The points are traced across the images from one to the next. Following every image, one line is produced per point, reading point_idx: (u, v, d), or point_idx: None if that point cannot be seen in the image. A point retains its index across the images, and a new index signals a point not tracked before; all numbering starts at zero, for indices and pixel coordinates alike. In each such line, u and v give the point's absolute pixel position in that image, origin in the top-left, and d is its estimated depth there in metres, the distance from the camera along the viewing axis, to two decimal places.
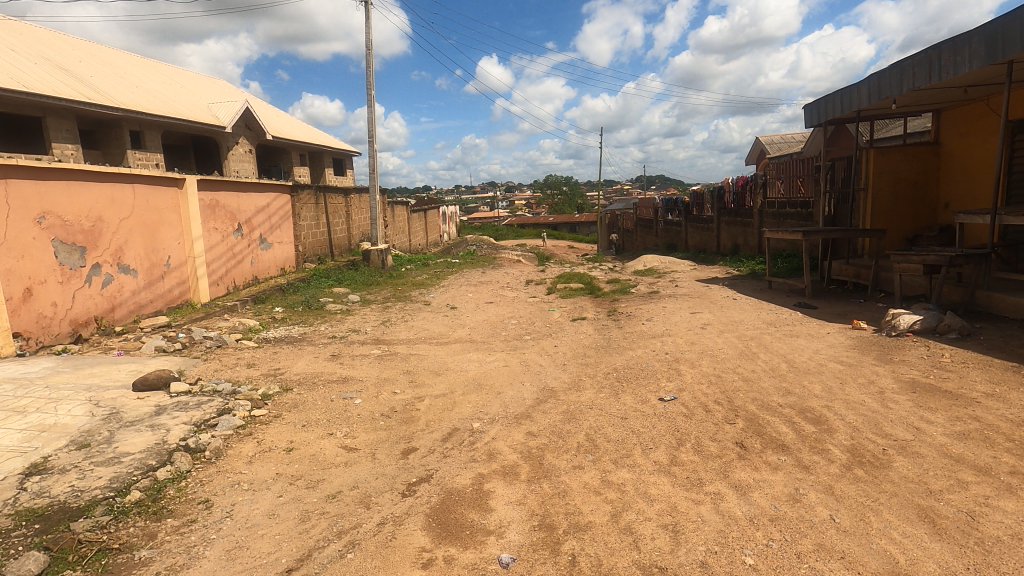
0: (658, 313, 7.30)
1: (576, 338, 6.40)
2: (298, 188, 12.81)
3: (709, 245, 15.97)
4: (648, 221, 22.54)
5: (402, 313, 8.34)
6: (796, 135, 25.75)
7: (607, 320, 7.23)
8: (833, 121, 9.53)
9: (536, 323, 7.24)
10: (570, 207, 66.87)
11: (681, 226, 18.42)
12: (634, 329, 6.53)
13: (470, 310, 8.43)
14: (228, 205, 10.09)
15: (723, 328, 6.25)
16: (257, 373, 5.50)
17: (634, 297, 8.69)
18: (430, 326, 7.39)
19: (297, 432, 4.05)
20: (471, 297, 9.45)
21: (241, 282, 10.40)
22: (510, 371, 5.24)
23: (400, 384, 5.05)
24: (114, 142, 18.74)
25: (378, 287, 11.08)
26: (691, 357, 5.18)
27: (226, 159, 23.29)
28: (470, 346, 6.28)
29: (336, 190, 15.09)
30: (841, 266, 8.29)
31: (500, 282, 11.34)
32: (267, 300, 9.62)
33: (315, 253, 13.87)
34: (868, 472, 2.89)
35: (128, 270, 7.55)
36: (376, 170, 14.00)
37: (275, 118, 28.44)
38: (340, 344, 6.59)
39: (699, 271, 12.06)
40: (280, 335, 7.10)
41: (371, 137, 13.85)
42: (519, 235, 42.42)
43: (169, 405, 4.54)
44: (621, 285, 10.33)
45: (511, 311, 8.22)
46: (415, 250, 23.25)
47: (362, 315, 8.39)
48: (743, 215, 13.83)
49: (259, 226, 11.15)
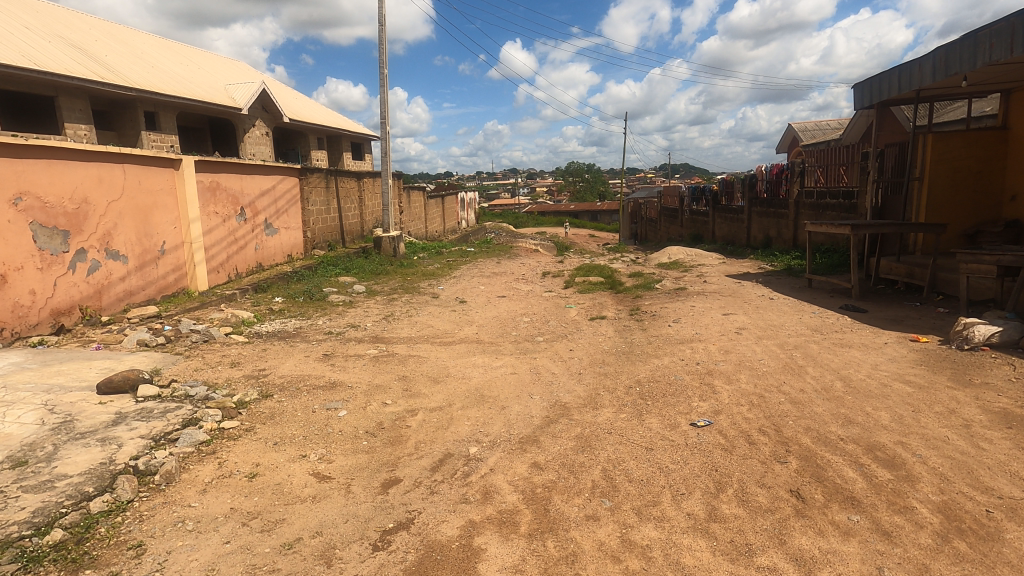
0: (686, 313, 6.60)
1: (594, 341, 5.74)
2: (307, 171, 12.29)
3: (739, 236, 15.07)
4: (673, 210, 21.62)
5: (408, 307, 7.76)
6: (832, 122, 24.43)
7: (629, 319, 6.56)
8: (886, 102, 8.61)
9: (551, 322, 6.60)
10: (592, 195, 65.70)
11: (709, 216, 17.51)
12: (660, 332, 5.84)
13: (481, 305, 7.82)
14: (230, 188, 9.60)
15: (760, 334, 5.53)
16: (238, 375, 4.98)
17: (659, 294, 7.98)
18: (435, 323, 6.80)
19: (266, 452, 3.50)
20: (483, 290, 8.83)
21: (243, 269, 9.95)
22: (518, 380, 4.62)
23: (393, 392, 4.48)
24: (128, 122, 18.46)
25: (387, 277, 10.52)
26: (727, 369, 4.49)
27: (243, 142, 22.95)
28: (478, 347, 5.68)
29: (348, 174, 14.54)
30: (891, 264, 7.47)
31: (515, 274, 10.70)
32: (268, 289, 9.15)
33: (325, 239, 13.38)
34: (974, 548, 2.21)
35: (116, 256, 7.10)
36: (388, 153, 13.39)
37: (292, 100, 28.01)
38: (335, 342, 6.03)
39: (728, 266, 11.25)
40: (274, 329, 6.59)
41: (384, 118, 13.23)
42: (539, 222, 41.62)
43: (131, 412, 4.02)
44: (644, 279, 9.61)
45: (524, 307, 7.59)
46: (431, 237, 22.68)
47: (365, 307, 7.83)
48: (778, 205, 12.93)
49: (263, 211, 10.67)
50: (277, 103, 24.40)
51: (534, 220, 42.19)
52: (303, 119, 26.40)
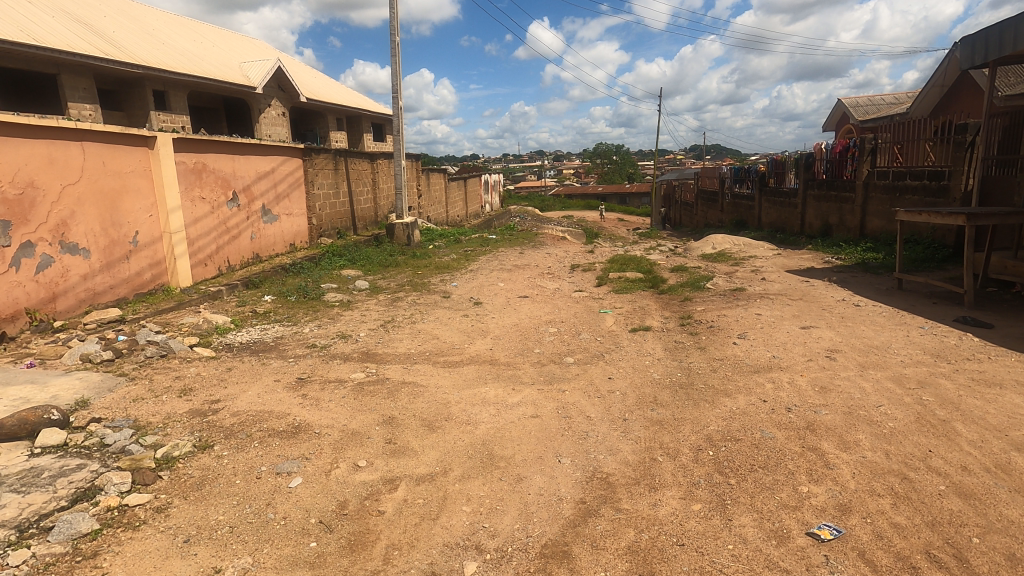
0: (752, 326, 5.28)
1: (640, 365, 4.48)
2: (311, 152, 11.19)
3: (791, 224, 13.48)
4: (711, 194, 19.99)
5: (412, 311, 6.60)
6: (887, 96, 22.21)
7: (681, 333, 5.27)
8: (998, 62, 7.00)
9: (583, 334, 5.35)
10: (621, 177, 63.37)
11: (754, 200, 15.87)
12: (725, 354, 4.55)
13: (498, 308, 6.61)
14: (220, 169, 8.55)
15: (863, 361, 4.19)
16: (183, 410, 3.90)
17: (713, 296, 6.64)
18: (441, 333, 5.62)
19: (168, 559, 2.36)
20: (502, 288, 7.62)
21: (237, 261, 8.96)
22: (542, 431, 3.41)
23: (372, 444, 3.32)
24: (136, 102, 17.66)
25: (396, 270, 9.40)
26: (835, 423, 3.19)
27: (258, 123, 22.04)
28: (491, 371, 4.50)
29: (360, 155, 13.41)
30: (1008, 263, 5.97)
31: (540, 267, 9.44)
32: (261, 284, 8.12)
33: (334, 226, 12.33)
34: None
35: (75, 250, 6.09)
36: (401, 131, 12.18)
37: (310, 79, 26.97)
38: (316, 359, 4.91)
39: (785, 259, 9.78)
40: (248, 339, 5.50)
41: (396, 91, 11.99)
42: (566, 206, 40.04)
43: (11, 476, 2.92)
44: (691, 276, 8.26)
45: (550, 312, 6.34)
46: (452, 222, 21.50)
47: (363, 310, 6.70)
48: (842, 188, 11.33)
49: (261, 195, 9.63)
50: (294, 82, 23.37)
51: (561, 204, 40.63)
52: (321, 99, 25.36)
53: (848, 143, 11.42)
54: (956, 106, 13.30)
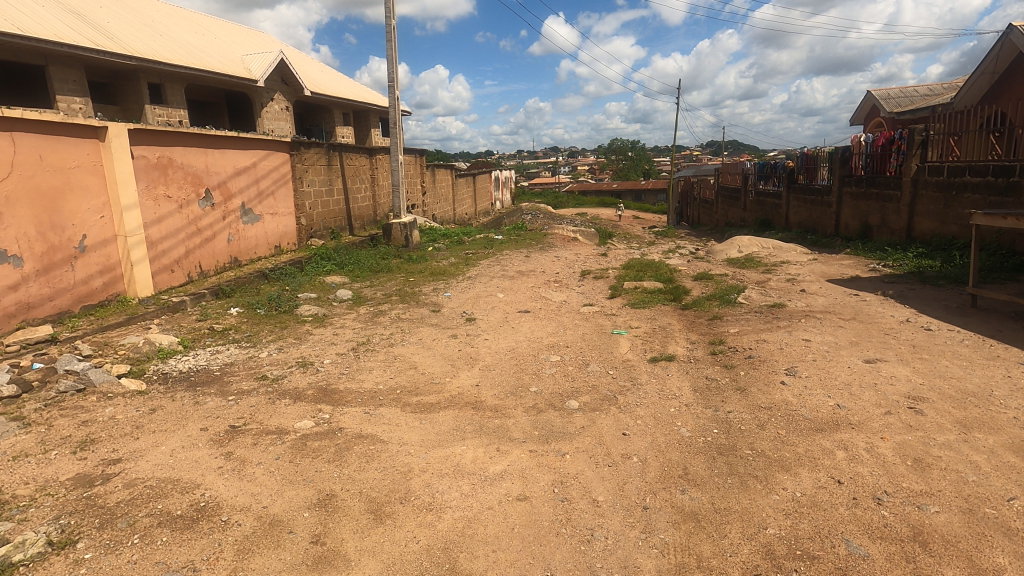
0: (800, 358, 4.27)
1: (663, 413, 3.50)
2: (300, 146, 10.32)
3: (825, 225, 12.32)
4: (734, 191, 18.81)
5: (392, 329, 5.66)
6: (921, 87, 20.77)
7: (713, 365, 4.28)
8: None
9: (592, 365, 4.37)
10: (637, 173, 61.80)
11: (782, 197, 14.70)
12: (772, 400, 3.56)
13: (493, 327, 5.64)
14: (189, 165, 7.70)
15: (962, 417, 3.16)
16: (68, 476, 3.00)
17: (748, 314, 5.62)
18: (421, 361, 4.67)
19: None
20: (501, 300, 6.66)
21: (211, 267, 8.13)
22: (529, 528, 2.45)
23: (292, 545, 2.39)
24: (131, 95, 16.96)
25: (387, 276, 8.51)
26: (955, 533, 2.19)
27: (260, 117, 21.29)
28: (472, 420, 3.54)
29: (356, 149, 12.50)
30: None
31: (547, 273, 8.47)
32: (233, 293, 7.26)
33: (326, 226, 11.46)
34: None
35: (3, 258, 5.24)
36: (398, 124, 11.24)
37: (316, 73, 26.20)
38: (261, 397, 3.99)
39: (824, 265, 8.69)
40: (191, 367, 4.61)
41: (392, 81, 11.05)
42: (580, 203, 38.88)
43: None
44: (718, 286, 7.21)
45: (553, 333, 5.36)
46: (459, 221, 20.56)
47: (337, 328, 5.77)
48: (886, 186, 10.14)
49: (240, 193, 8.77)
50: (297, 75, 22.58)
51: (575, 201, 39.45)
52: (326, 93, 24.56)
53: (893, 134, 10.14)
54: (1009, 94, 12.03)
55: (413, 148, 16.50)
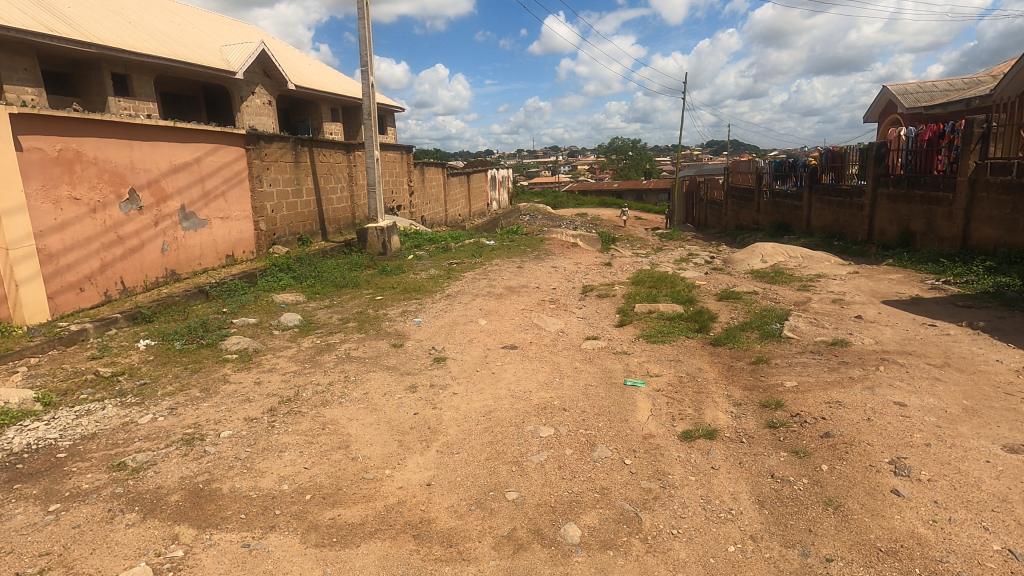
0: (904, 440, 2.92)
1: (721, 563, 2.14)
2: (257, 139, 8.94)
3: (856, 231, 10.96)
4: (746, 191, 17.46)
5: (333, 374, 4.30)
6: (941, 82, 19.41)
7: (776, 450, 2.93)
8: None
9: (599, 449, 3.02)
10: (637, 173, 60.50)
11: (804, 199, 13.34)
12: (897, 535, 2.19)
13: (467, 373, 4.29)
14: (107, 159, 6.33)
15: None
16: None
17: (802, 356, 4.26)
18: (358, 435, 3.31)
19: None
20: (483, 331, 5.31)
21: (138, 283, 6.76)
22: None
23: None
24: (93, 86, 15.60)
25: (352, 294, 7.14)
26: None
27: (239, 112, 19.90)
28: (408, 568, 2.18)
29: (329, 145, 11.15)
30: None
31: (543, 291, 7.12)
32: (155, 317, 5.90)
33: (293, 232, 10.08)
34: None
35: None
36: (373, 115, 9.84)
37: (303, 66, 24.80)
38: (99, 508, 2.62)
39: (870, 280, 7.34)
40: (32, 444, 3.24)
41: (367, 67, 9.70)
42: (580, 203, 37.51)
43: None
44: (752, 311, 5.87)
45: (546, 384, 4.00)
46: (451, 223, 19.18)
47: (263, 371, 4.41)
48: (934, 187, 8.79)
49: (177, 193, 7.41)
50: (280, 67, 21.18)
51: (575, 201, 38.14)
52: (312, 86, 23.15)
53: (942, 127, 8.76)
54: None
55: (398, 144, 15.13)
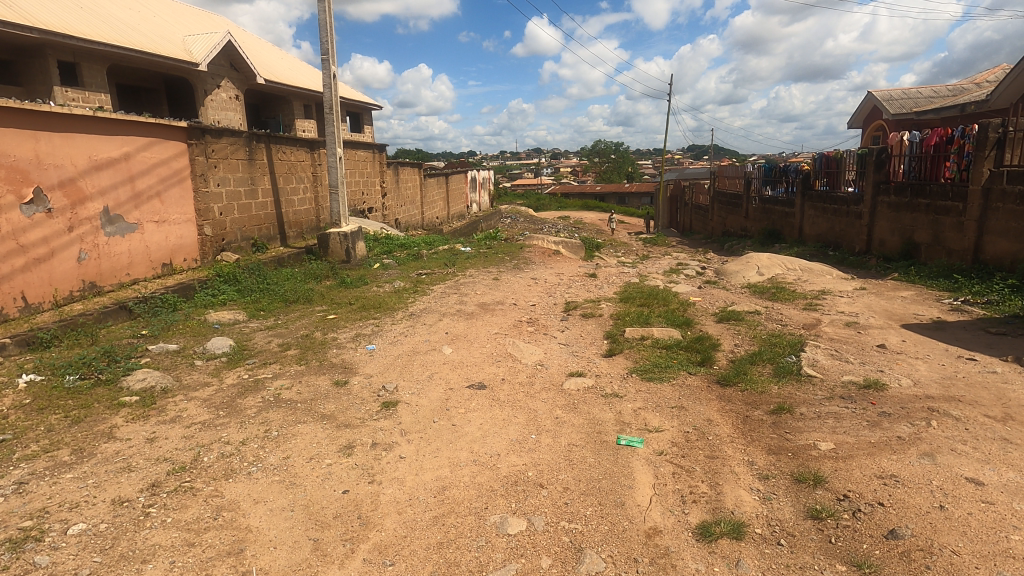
0: (1001, 547, 2.14)
1: None
2: (202, 133, 7.95)
3: (853, 241, 10.35)
4: (733, 196, 16.86)
5: (251, 426, 3.40)
6: (926, 88, 18.99)
7: (830, 564, 2.14)
8: None
9: (588, 560, 2.20)
10: (620, 175, 60.13)
11: (796, 205, 12.72)
12: None
13: (421, 427, 3.42)
14: (5, 153, 5.33)
15: None
16: None
17: (831, 404, 3.49)
18: (261, 530, 2.43)
19: None
20: (447, 364, 4.44)
21: (44, 298, 5.75)
22: None
23: None
24: (37, 74, 14.31)
25: (301, 312, 6.22)
26: None
27: (203, 106, 18.70)
28: None
29: (288, 142, 10.18)
30: None
31: (521, 309, 6.27)
32: (54, 343, 4.90)
33: (245, 236, 9.10)
34: None
35: None
36: (336, 107, 8.91)
37: (274, 60, 23.60)
38: None
39: (880, 298, 6.66)
40: None
41: (328, 56, 8.78)
42: (563, 206, 36.82)
43: None
44: (758, 337, 5.11)
45: (520, 445, 3.15)
46: (428, 226, 18.25)
47: (163, 422, 3.49)
48: (941, 196, 8.18)
49: (99, 193, 6.41)
50: (248, 60, 19.99)
51: (558, 204, 37.45)
52: (282, 81, 21.99)
53: (950, 131, 8.15)
54: None
55: (369, 142, 14.17)
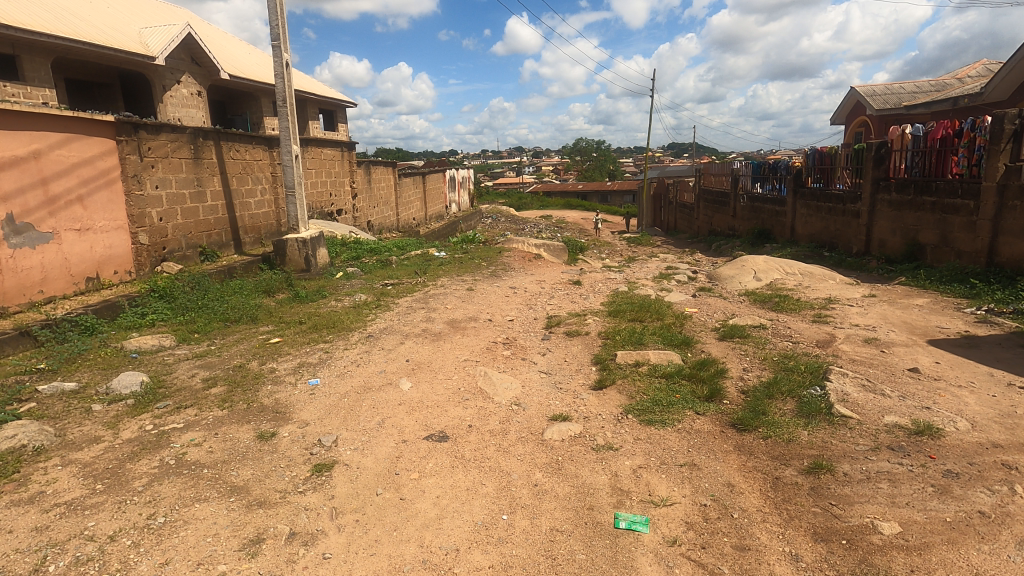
0: None
1: None
2: (134, 128, 7.01)
3: (851, 241, 9.78)
4: (719, 194, 16.29)
5: (130, 511, 2.55)
6: (908, 84, 18.74)
7: None
8: None
9: None
10: (602, 174, 59.68)
11: (787, 204, 12.15)
12: None
13: (358, 503, 2.61)
14: None
15: None
16: None
17: (879, 459, 2.77)
18: None
19: None
20: (403, 406, 3.63)
21: None
22: None
23: None
24: None
25: (242, 334, 5.36)
26: None
27: (162, 102, 17.53)
28: None
29: (241, 139, 9.24)
30: None
31: (498, 327, 5.48)
32: None
33: (191, 244, 8.17)
34: None
35: None
36: (289, 99, 8.05)
37: (240, 54, 22.42)
38: None
39: (895, 308, 6.02)
40: None
41: (280, 43, 7.89)
42: (545, 205, 36.12)
43: None
44: (770, 360, 4.39)
45: (487, 535, 2.36)
46: (403, 228, 17.38)
47: (15, 507, 2.60)
48: (949, 193, 7.60)
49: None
50: (211, 54, 18.84)
51: (540, 203, 36.77)
52: (248, 76, 20.85)
53: (960, 124, 7.59)
54: None
55: (336, 140, 13.24)
